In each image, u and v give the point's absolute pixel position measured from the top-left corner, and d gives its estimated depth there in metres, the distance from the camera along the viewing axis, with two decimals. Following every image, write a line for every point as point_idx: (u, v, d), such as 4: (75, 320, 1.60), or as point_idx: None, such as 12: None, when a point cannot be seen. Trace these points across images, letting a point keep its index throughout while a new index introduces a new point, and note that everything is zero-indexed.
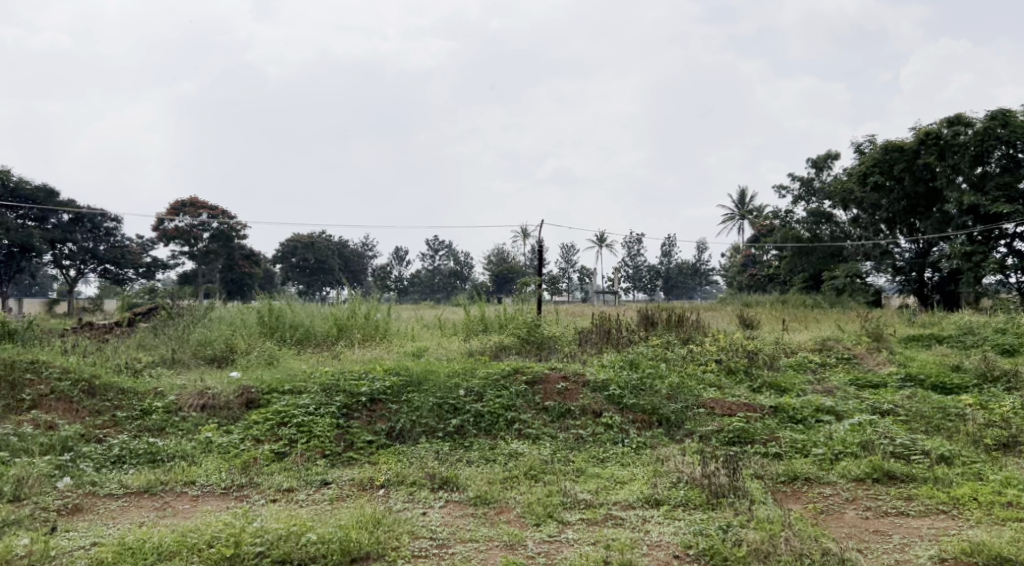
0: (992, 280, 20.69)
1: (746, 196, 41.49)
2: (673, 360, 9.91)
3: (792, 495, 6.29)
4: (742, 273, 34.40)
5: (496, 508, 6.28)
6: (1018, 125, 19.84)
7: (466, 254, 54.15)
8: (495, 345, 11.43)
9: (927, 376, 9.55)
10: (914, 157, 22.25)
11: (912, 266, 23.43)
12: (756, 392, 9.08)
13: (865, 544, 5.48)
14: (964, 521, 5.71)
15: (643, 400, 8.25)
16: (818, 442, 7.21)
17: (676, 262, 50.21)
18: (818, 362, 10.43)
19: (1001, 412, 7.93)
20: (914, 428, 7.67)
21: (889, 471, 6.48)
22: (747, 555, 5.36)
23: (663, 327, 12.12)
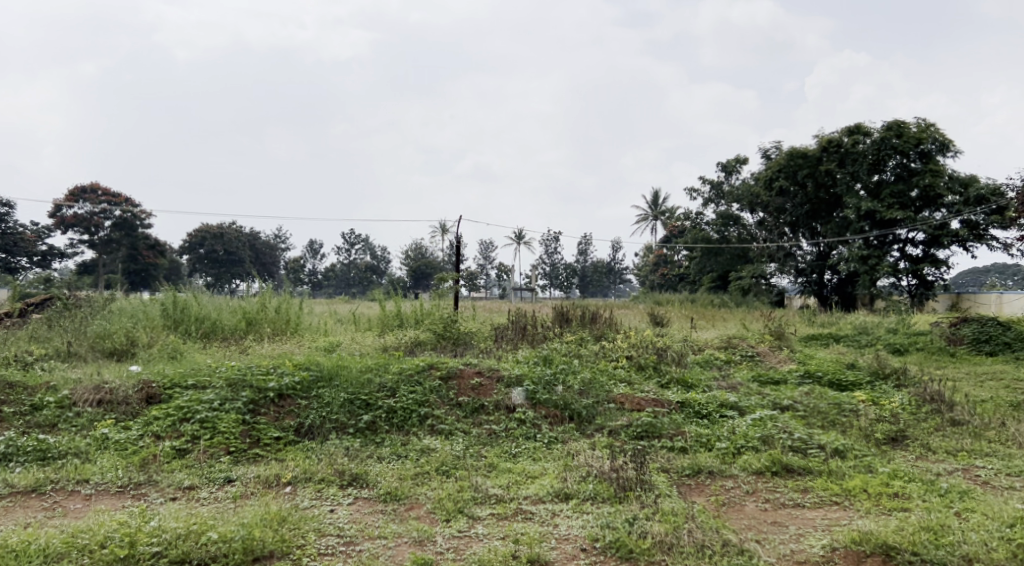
0: (886, 282, 21.87)
1: (659, 197, 42.52)
2: (586, 356, 10.06)
3: (696, 488, 6.50)
4: (653, 273, 35.20)
5: (406, 504, 6.24)
6: (911, 136, 21.08)
7: (383, 249, 53.58)
8: (410, 340, 11.34)
9: (825, 373, 10.00)
10: (817, 163, 23.13)
11: (813, 268, 24.46)
12: (664, 388, 9.29)
13: (763, 535, 5.65)
14: (854, 512, 5.97)
15: (556, 395, 8.34)
16: (722, 437, 7.46)
17: (592, 262, 51.00)
18: (723, 360, 10.79)
19: (890, 408, 8.37)
20: (811, 423, 8.02)
21: (786, 465, 6.77)
22: (651, 546, 5.47)
23: (577, 324, 12.28)
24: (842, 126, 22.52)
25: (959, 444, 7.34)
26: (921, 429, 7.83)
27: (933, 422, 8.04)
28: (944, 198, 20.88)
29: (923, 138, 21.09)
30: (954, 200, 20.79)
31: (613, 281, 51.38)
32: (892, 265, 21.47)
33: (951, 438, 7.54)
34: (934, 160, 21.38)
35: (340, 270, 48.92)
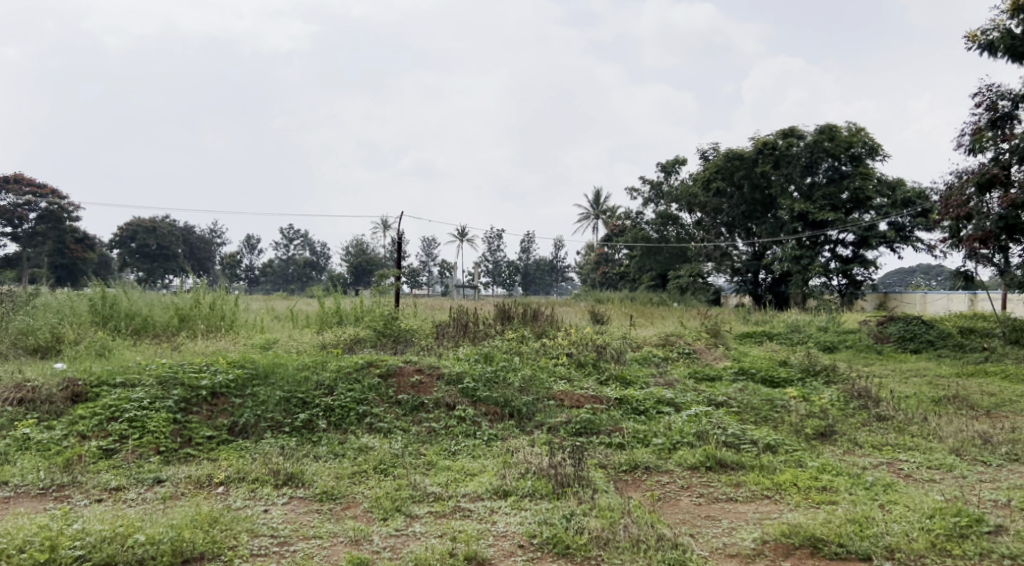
0: (817, 282, 22.56)
1: (601, 196, 42.96)
2: (527, 353, 10.10)
3: (632, 483, 6.58)
4: (594, 271, 35.53)
5: (342, 503, 6.17)
6: (843, 140, 21.86)
7: (323, 245, 52.82)
8: (349, 337, 11.20)
9: (758, 370, 10.25)
10: (752, 165, 23.63)
11: (749, 267, 25.00)
12: (604, 385, 9.39)
13: (696, 529, 5.75)
14: (784, 505, 6.12)
15: (496, 392, 8.34)
16: (658, 433, 7.57)
17: (534, 259, 51.23)
18: (661, 357, 10.96)
19: (820, 404, 8.63)
20: (745, 419, 8.21)
21: (720, 459, 6.91)
22: (588, 542, 5.52)
23: (519, 321, 12.31)
24: (777, 129, 23.09)
25: (884, 438, 7.60)
26: (848, 424, 8.09)
27: (860, 417, 8.31)
28: (873, 200, 21.63)
29: (853, 142, 21.88)
30: (882, 202, 21.55)
31: (554, 279, 51.72)
32: (824, 265, 22.12)
33: (876, 432, 7.81)
34: (864, 164, 22.25)
35: (279, 266, 48.03)
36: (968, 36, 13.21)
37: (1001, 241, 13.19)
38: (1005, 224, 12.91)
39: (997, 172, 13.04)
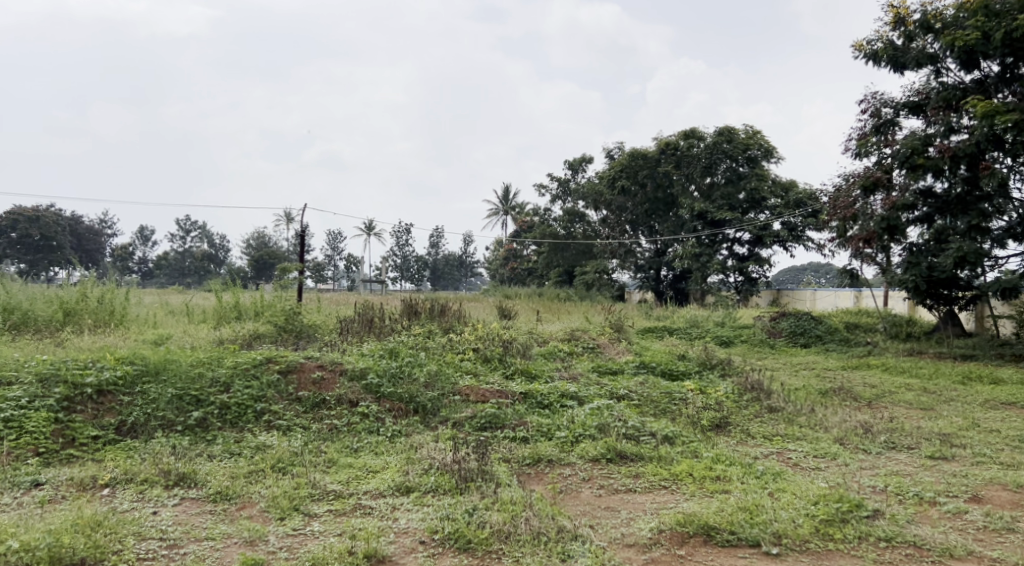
0: (715, 278, 23.39)
1: (509, 192, 43.23)
2: (432, 348, 10.05)
3: (535, 476, 6.65)
4: (503, 267, 35.70)
5: (238, 503, 5.98)
6: (740, 142, 22.65)
7: (223, 237, 51.11)
8: (248, 333, 10.87)
9: (658, 364, 10.53)
10: (655, 165, 24.23)
11: (651, 264, 25.65)
12: (509, 379, 9.44)
13: (596, 520, 5.84)
14: (681, 494, 6.29)
15: (400, 388, 8.25)
16: (562, 426, 7.67)
17: (442, 254, 51.07)
18: (566, 352, 11.11)
19: (715, 396, 8.94)
20: (644, 411, 8.42)
21: (621, 452, 7.05)
22: (489, 536, 5.53)
23: (426, 317, 12.23)
24: (679, 130, 23.79)
25: (774, 429, 7.93)
26: (742, 415, 8.40)
27: (753, 409, 8.64)
28: (768, 201, 22.52)
29: (751, 144, 22.77)
30: (776, 203, 22.47)
31: (462, 274, 51.74)
32: (722, 262, 22.97)
33: (768, 423, 8.14)
34: (760, 165, 23.07)
35: (175, 259, 46.15)
36: (854, 45, 13.89)
37: (883, 241, 13.92)
38: (887, 225, 13.56)
39: (880, 176, 13.78)
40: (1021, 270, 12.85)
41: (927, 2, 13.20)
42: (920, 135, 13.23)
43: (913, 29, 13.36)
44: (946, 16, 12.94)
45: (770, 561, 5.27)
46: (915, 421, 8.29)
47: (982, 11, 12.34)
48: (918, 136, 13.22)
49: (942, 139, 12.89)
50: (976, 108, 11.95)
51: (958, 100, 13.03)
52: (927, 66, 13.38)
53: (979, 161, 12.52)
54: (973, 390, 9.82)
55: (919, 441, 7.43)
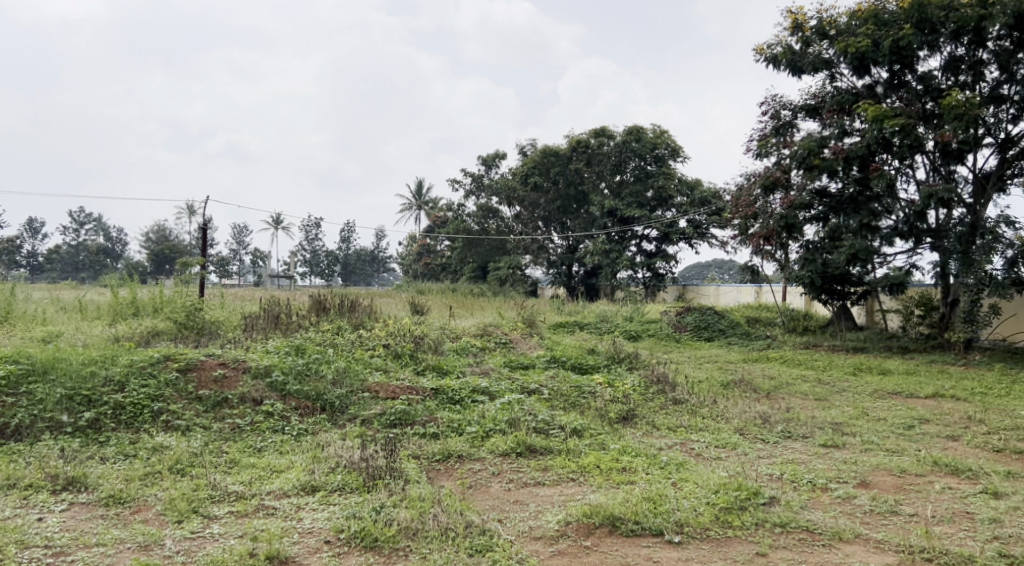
0: (624, 274, 23.89)
1: (423, 187, 42.98)
2: (341, 345, 9.87)
3: (444, 472, 6.62)
4: (416, 262, 35.42)
5: (132, 507, 5.73)
6: (648, 142, 23.20)
7: (121, 230, 48.90)
8: (146, 330, 10.43)
9: (568, 358, 10.66)
10: (567, 162, 24.71)
11: (563, 260, 26.00)
12: (420, 375, 9.36)
13: (505, 514, 5.86)
14: (588, 486, 6.37)
15: (307, 386, 8.07)
16: (472, 421, 7.66)
17: (354, 249, 50.33)
18: (479, 347, 11.11)
19: (624, 389, 9.12)
20: (554, 405, 8.50)
21: (530, 445, 7.10)
22: (396, 534, 5.47)
23: (335, 312, 12.01)
24: (589, 128, 24.18)
25: (679, 420, 8.14)
26: (648, 408, 8.58)
27: (659, 401, 8.85)
28: (674, 199, 23.14)
29: (658, 143, 23.30)
30: (681, 201, 23.14)
31: (374, 269, 51.21)
32: (631, 259, 23.58)
33: (672, 415, 8.35)
34: (667, 164, 23.69)
35: (67, 252, 43.84)
36: (755, 49, 14.37)
37: (781, 239, 14.55)
38: (785, 223, 14.16)
39: (779, 176, 14.39)
40: (907, 267, 13.57)
41: (823, 9, 13.78)
42: (816, 137, 13.84)
43: (811, 34, 13.93)
44: (840, 23, 13.56)
45: (672, 549, 5.40)
46: (810, 410, 8.67)
47: (872, 20, 13.04)
48: (814, 138, 13.82)
49: (835, 141, 13.55)
50: (867, 112, 12.65)
51: (850, 104, 13.69)
52: (823, 70, 13.88)
53: (869, 163, 13.18)
54: (863, 381, 10.35)
55: (813, 430, 7.76)
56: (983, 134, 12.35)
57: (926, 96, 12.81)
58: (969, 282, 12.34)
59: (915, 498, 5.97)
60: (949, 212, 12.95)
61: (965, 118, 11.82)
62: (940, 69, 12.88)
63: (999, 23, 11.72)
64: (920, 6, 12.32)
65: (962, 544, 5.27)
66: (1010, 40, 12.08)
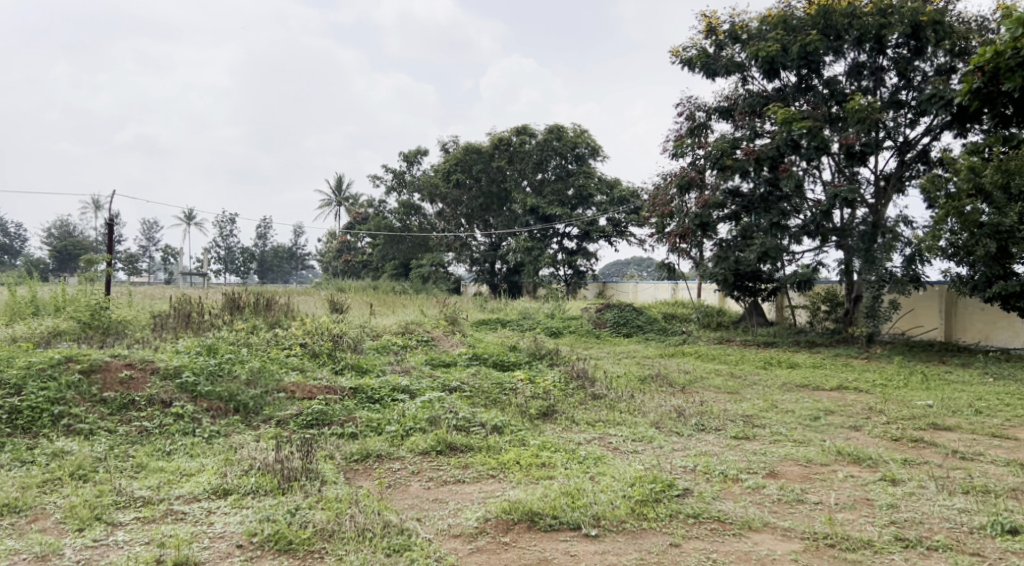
0: (547, 272, 24.10)
1: (343, 184, 42.40)
2: (256, 345, 9.62)
3: (362, 472, 6.54)
4: (336, 260, 34.85)
5: (29, 517, 5.48)
6: (569, 141, 23.50)
7: (20, 226, 46.42)
8: (47, 331, 9.93)
9: (490, 356, 10.68)
10: (489, 160, 24.54)
11: (486, 258, 25.81)
12: (338, 374, 9.21)
13: (424, 513, 5.83)
14: (507, 483, 6.39)
15: (219, 387, 7.83)
16: (391, 420, 7.58)
17: (271, 246, 49.18)
18: (400, 345, 11.00)
19: (544, 385, 9.20)
20: (475, 402, 8.50)
21: (450, 443, 7.08)
22: (311, 536, 5.37)
23: (250, 311, 11.69)
24: (511, 126, 24.23)
25: (597, 415, 8.26)
26: (568, 403, 8.67)
27: (578, 397, 8.96)
28: (594, 198, 23.72)
29: (578, 142, 23.62)
30: (601, 200, 23.72)
31: (292, 266, 50.23)
32: (552, 256, 23.84)
33: (591, 410, 8.46)
34: (586, 163, 24.08)
35: None
36: (671, 51, 14.69)
37: (696, 237, 14.97)
38: (699, 222, 14.59)
39: (694, 176, 14.78)
40: (814, 264, 14.13)
41: (735, 14, 14.18)
42: (729, 138, 14.26)
43: (724, 38, 14.32)
44: (751, 28, 14.00)
45: (589, 543, 5.47)
46: (723, 404, 8.93)
47: (781, 26, 13.51)
48: (727, 139, 14.24)
49: (747, 143, 14.02)
50: (777, 115, 13.12)
51: (761, 107, 14.15)
52: (735, 73, 14.31)
53: (779, 164, 13.66)
54: (773, 375, 10.71)
55: (725, 423, 7.99)
56: (883, 136, 12.95)
57: (831, 100, 13.34)
58: (870, 278, 12.95)
59: (820, 486, 6.22)
60: (852, 212, 13.56)
61: (866, 122, 12.44)
62: (844, 74, 13.44)
63: (896, 32, 12.35)
64: (825, 13, 12.86)
65: (862, 530, 5.51)
66: (907, 48, 12.70)
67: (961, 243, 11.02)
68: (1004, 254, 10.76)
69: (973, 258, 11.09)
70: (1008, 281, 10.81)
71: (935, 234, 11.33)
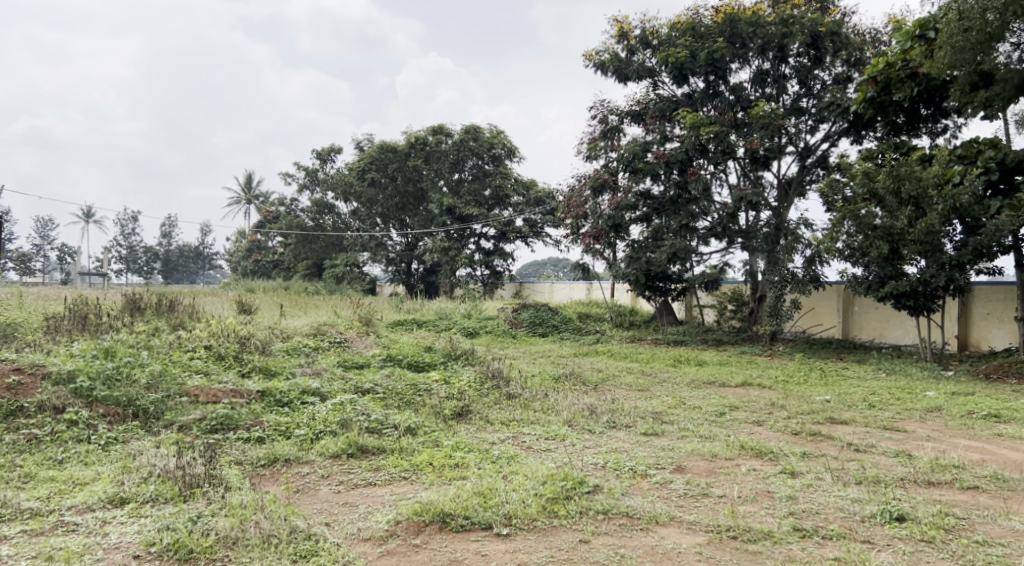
0: (464, 272, 24.04)
1: (252, 181, 41.38)
2: (157, 347, 9.24)
3: (269, 477, 6.37)
4: (245, 259, 33.91)
5: None
6: (485, 141, 23.56)
7: None
8: None
9: (404, 357, 10.58)
10: (405, 158, 24.28)
11: (402, 258, 25.51)
12: (245, 377, 8.94)
13: (333, 517, 5.72)
14: (420, 485, 6.33)
15: (117, 392, 7.49)
16: (301, 424, 7.41)
17: (177, 245, 47.49)
18: (311, 347, 10.78)
19: (458, 386, 9.18)
20: (388, 404, 8.40)
21: (361, 446, 6.97)
22: (213, 544, 5.20)
23: (152, 313, 11.23)
24: (427, 125, 24.07)
25: (511, 415, 8.29)
26: (482, 403, 8.68)
27: (492, 397, 8.95)
28: (510, 198, 23.88)
29: (494, 143, 23.69)
30: (518, 201, 23.83)
31: (199, 266, 48.64)
32: (469, 257, 23.81)
33: (505, 410, 8.48)
34: (503, 163, 24.20)
35: None
36: (584, 55, 14.88)
37: (609, 238, 15.24)
38: (612, 223, 14.84)
39: (607, 178, 15.03)
40: (720, 265, 14.59)
41: (646, 19, 14.47)
42: (641, 141, 14.57)
43: (635, 43, 14.56)
44: (661, 34, 14.31)
45: (500, 542, 5.48)
46: (633, 401, 9.12)
47: (689, 32, 13.84)
48: (639, 142, 14.55)
49: (658, 146, 14.35)
50: (686, 120, 13.49)
51: (671, 111, 14.51)
52: (647, 78, 14.66)
53: (688, 167, 14.04)
54: (681, 372, 11.00)
55: (635, 420, 8.14)
56: (785, 142, 13.47)
57: (737, 106, 13.80)
58: (774, 279, 13.45)
59: (724, 480, 6.41)
60: (757, 215, 14.02)
61: (770, 127, 12.93)
62: (749, 81, 13.90)
63: (798, 41, 12.85)
64: (732, 22, 13.28)
65: (762, 521, 5.70)
66: (807, 57, 13.21)
67: (857, 245, 11.54)
68: (896, 255, 11.30)
69: (867, 259, 11.63)
70: (899, 280, 11.35)
71: (833, 236, 11.85)
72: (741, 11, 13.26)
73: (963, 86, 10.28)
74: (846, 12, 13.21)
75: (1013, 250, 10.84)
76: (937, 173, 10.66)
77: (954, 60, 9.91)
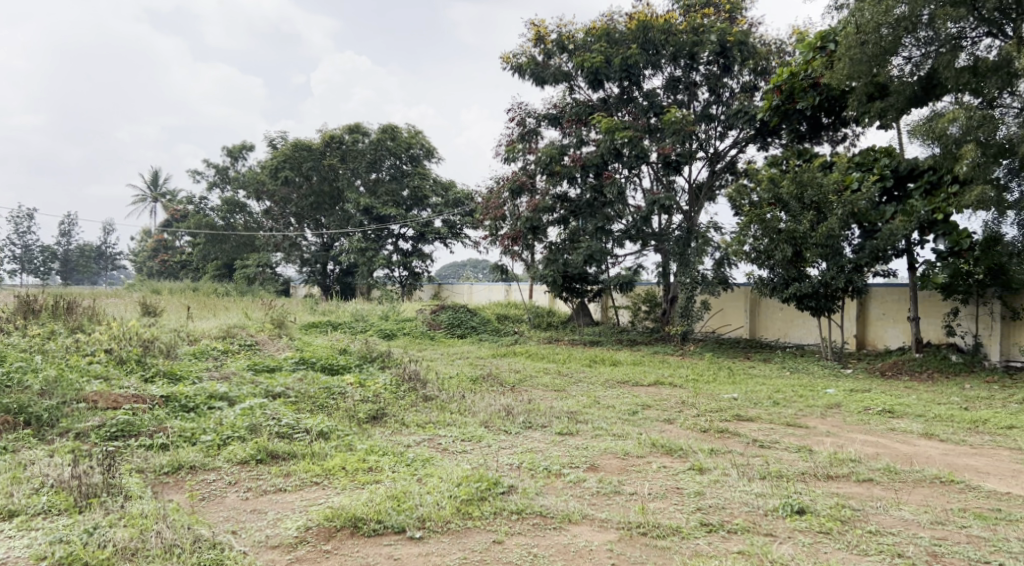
0: (381, 273, 23.78)
1: (159, 177, 39.88)
2: (52, 351, 8.79)
3: (173, 485, 6.15)
4: (151, 259, 32.65)
5: None
6: (402, 141, 23.39)
7: None
8: None
9: (318, 360, 10.36)
10: (320, 157, 23.70)
11: (317, 258, 25.00)
12: (148, 382, 8.59)
13: (241, 525, 5.56)
14: (332, 489, 6.21)
15: (7, 398, 7.08)
16: (207, 429, 7.17)
17: (77, 244, 45.30)
18: (220, 350, 10.45)
19: (373, 389, 9.06)
20: (300, 408, 8.21)
21: (271, 451, 6.79)
22: (110, 556, 4.99)
23: (47, 315, 10.66)
24: (343, 124, 23.70)
25: (427, 417, 8.23)
26: (398, 405, 8.59)
27: (408, 399, 8.88)
28: (429, 199, 23.82)
29: (412, 143, 23.56)
30: (436, 202, 23.82)
31: (100, 266, 46.53)
32: (386, 257, 23.56)
33: (421, 412, 8.42)
34: (421, 164, 24.13)
35: None
36: (501, 58, 14.93)
37: (527, 240, 15.32)
38: (530, 225, 14.93)
39: (525, 180, 15.11)
40: (635, 267, 14.87)
41: (562, 24, 14.62)
42: (558, 145, 14.71)
43: (551, 47, 14.69)
44: (576, 38, 14.47)
45: (413, 546, 5.43)
46: (549, 401, 9.19)
47: (604, 38, 14.10)
48: (556, 146, 14.69)
49: (574, 149, 14.52)
50: (601, 124, 13.70)
51: (586, 115, 14.70)
52: (563, 82, 14.81)
53: (603, 171, 14.25)
54: (597, 372, 11.17)
55: (550, 419, 8.20)
56: (696, 147, 13.84)
57: (649, 111, 14.09)
58: (685, 280, 13.81)
59: (635, 478, 6.52)
60: (670, 218, 14.35)
61: (681, 133, 13.27)
62: (662, 87, 14.22)
63: (707, 50, 13.23)
64: (644, 29, 13.56)
65: (671, 517, 5.83)
66: (716, 66, 13.61)
67: (763, 248, 11.95)
68: (799, 258, 11.75)
69: (773, 262, 12.05)
70: (802, 282, 11.82)
71: (741, 239, 12.24)
72: (654, 18, 13.57)
73: (861, 96, 10.79)
74: (753, 23, 13.67)
75: (906, 253, 11.42)
76: (837, 180, 11.17)
77: (853, 72, 10.39)
